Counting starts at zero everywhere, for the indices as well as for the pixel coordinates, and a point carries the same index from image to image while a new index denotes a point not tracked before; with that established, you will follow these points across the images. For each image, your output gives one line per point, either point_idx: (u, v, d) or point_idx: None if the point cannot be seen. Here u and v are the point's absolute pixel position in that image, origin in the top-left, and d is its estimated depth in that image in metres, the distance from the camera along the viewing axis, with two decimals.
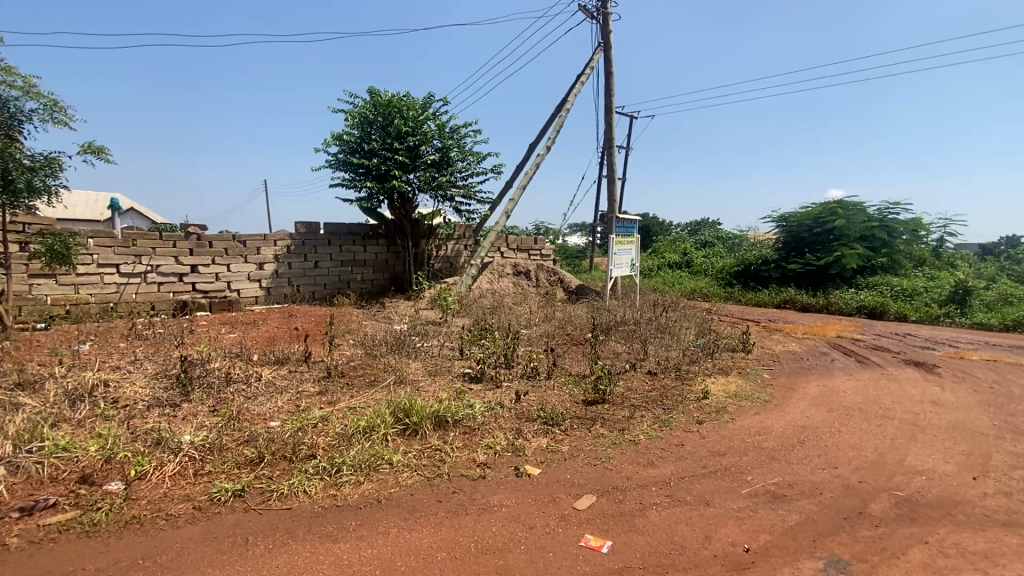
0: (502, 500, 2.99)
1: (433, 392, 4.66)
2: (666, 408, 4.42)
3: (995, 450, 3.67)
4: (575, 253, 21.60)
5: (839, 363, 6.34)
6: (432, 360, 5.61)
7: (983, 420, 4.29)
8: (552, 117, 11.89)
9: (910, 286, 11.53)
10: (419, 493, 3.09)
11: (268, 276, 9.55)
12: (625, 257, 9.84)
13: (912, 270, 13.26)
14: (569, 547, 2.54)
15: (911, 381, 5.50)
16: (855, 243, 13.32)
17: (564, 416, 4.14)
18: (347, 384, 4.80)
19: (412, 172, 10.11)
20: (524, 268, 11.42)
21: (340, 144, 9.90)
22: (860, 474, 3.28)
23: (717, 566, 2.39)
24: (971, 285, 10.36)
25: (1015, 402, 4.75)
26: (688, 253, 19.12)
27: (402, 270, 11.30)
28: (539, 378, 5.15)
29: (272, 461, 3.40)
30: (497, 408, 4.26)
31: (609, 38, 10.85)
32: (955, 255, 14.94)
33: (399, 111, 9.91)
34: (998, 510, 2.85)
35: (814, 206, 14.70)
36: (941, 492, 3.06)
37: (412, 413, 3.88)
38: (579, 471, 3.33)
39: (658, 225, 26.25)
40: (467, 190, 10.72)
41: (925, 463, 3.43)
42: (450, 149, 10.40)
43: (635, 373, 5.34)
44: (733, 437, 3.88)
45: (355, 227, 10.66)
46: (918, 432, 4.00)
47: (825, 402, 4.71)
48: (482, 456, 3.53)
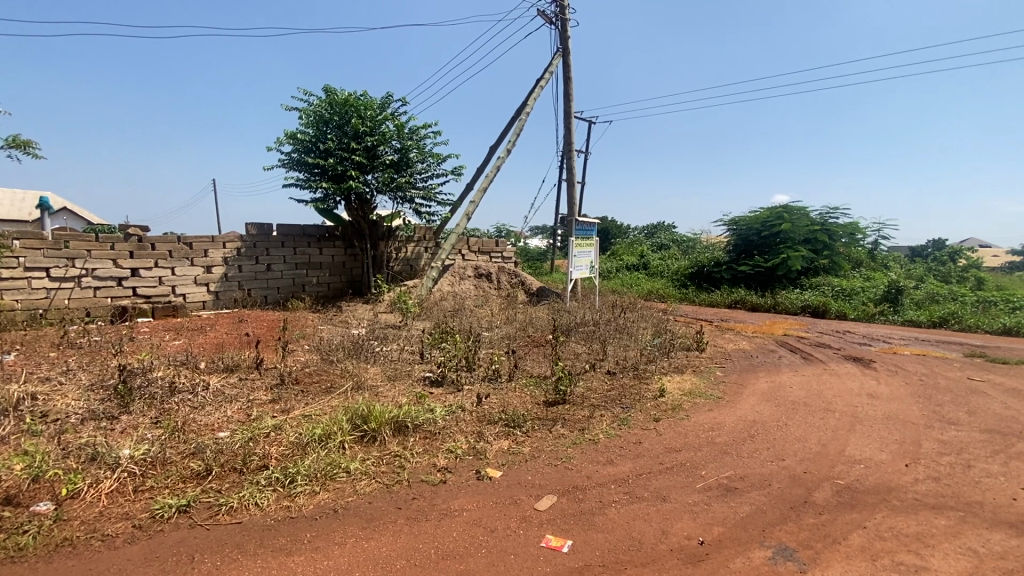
0: (462, 505, 2.96)
1: (393, 397, 4.57)
2: (624, 407, 4.52)
3: (925, 438, 3.94)
4: (537, 254, 21.76)
5: (786, 360, 6.66)
6: (391, 364, 5.51)
7: (914, 410, 4.61)
8: (513, 120, 11.92)
9: (848, 286, 12.26)
10: (379, 500, 3.02)
11: (216, 280, 9.12)
12: (585, 258, 9.98)
13: (850, 270, 14.11)
14: (529, 548, 2.55)
15: (850, 375, 5.85)
16: (799, 245, 14.05)
17: (525, 417, 4.16)
18: (302, 391, 4.65)
19: (370, 173, 9.90)
20: (486, 270, 11.42)
21: (293, 143, 9.59)
22: (805, 465, 3.45)
23: (674, 560, 2.44)
24: (902, 284, 11.13)
25: (941, 393, 5.13)
26: (645, 255, 19.64)
27: (359, 272, 11.07)
28: (501, 380, 5.16)
29: (221, 473, 3.25)
30: (458, 412, 4.24)
31: (568, 44, 11.00)
32: (888, 256, 15.99)
33: (357, 110, 9.68)
34: (928, 494, 3.06)
35: (761, 210, 15.42)
36: (878, 479, 3.26)
37: (371, 419, 3.80)
38: (541, 472, 3.35)
39: (616, 228, 26.98)
40: (428, 192, 10.59)
41: (863, 453, 3.65)
42: (409, 150, 10.23)
43: (595, 374, 5.42)
44: (688, 433, 4.00)
45: (310, 229, 10.35)
46: (857, 423, 4.25)
47: (773, 397, 4.94)
48: (442, 460, 3.49)
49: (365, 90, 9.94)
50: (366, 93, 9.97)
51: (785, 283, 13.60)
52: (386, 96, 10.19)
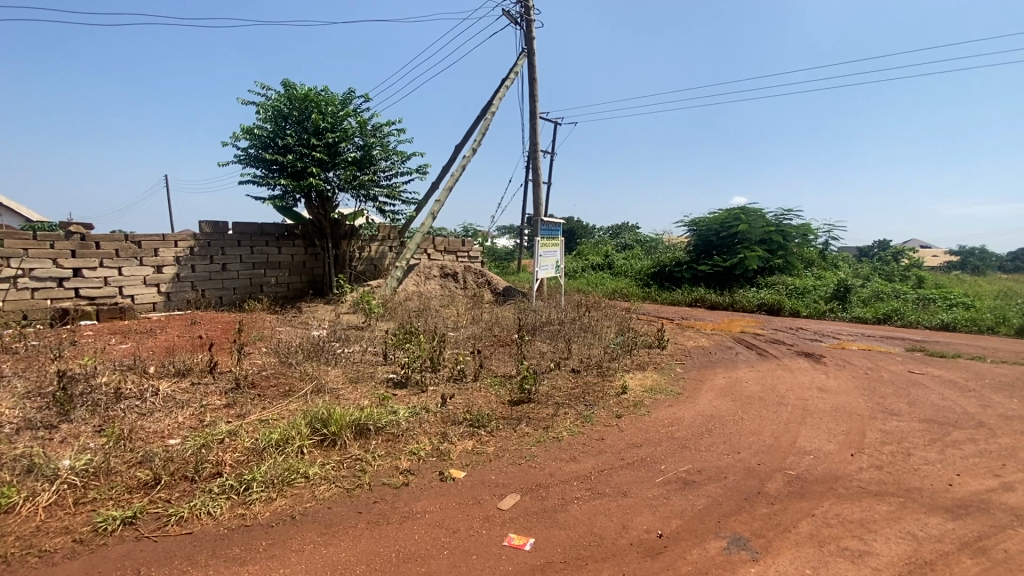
0: (424, 506, 2.93)
1: (355, 399, 4.48)
2: (588, 404, 4.57)
3: (869, 428, 4.16)
4: (503, 254, 21.80)
5: (743, 356, 6.89)
6: (353, 366, 5.40)
7: (860, 402, 4.86)
8: (478, 119, 11.88)
9: (801, 284, 12.81)
10: (338, 505, 2.95)
11: (167, 280, 8.71)
12: (550, 258, 10.04)
13: (803, 270, 14.74)
14: (492, 548, 2.54)
15: (802, 370, 6.11)
16: (756, 245, 14.58)
17: (489, 417, 4.15)
18: (259, 395, 4.49)
19: (332, 170, 9.66)
20: (451, 269, 11.34)
21: (250, 138, 9.26)
22: (759, 457, 3.57)
23: (633, 553, 2.48)
24: (850, 283, 11.70)
25: (884, 385, 5.44)
26: (610, 255, 19.96)
27: (320, 272, 10.79)
28: (466, 380, 5.13)
29: (170, 482, 3.11)
30: (422, 413, 4.18)
31: (533, 45, 11.05)
32: (838, 256, 16.79)
33: (317, 106, 9.44)
34: (871, 482, 3.22)
35: (720, 212, 15.94)
36: (826, 468, 3.42)
37: (331, 422, 3.70)
38: (505, 471, 3.35)
39: (582, 228, 27.36)
40: (392, 190, 10.42)
41: (813, 444, 3.81)
42: (372, 147, 10.05)
43: (560, 372, 5.47)
44: (649, 428, 4.09)
45: (269, 227, 10.03)
46: (807, 415, 4.45)
47: (730, 392, 5.11)
48: (405, 462, 3.44)
49: (326, 85, 9.70)
50: (327, 89, 9.73)
51: (743, 281, 14.07)
52: (348, 91, 9.97)
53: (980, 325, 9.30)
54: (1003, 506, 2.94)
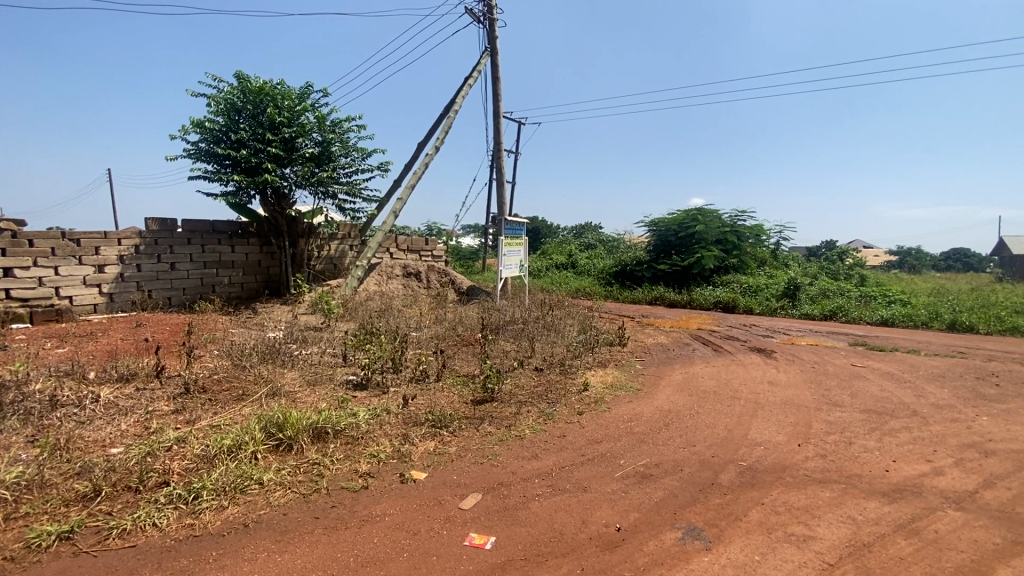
0: (384, 509, 2.88)
1: (313, 403, 4.36)
2: (550, 402, 4.62)
3: (815, 420, 4.37)
4: (468, 253, 21.74)
5: (699, 352, 7.13)
6: (311, 369, 5.25)
7: (807, 395, 5.11)
8: (441, 117, 11.77)
9: (754, 283, 13.35)
10: (295, 511, 2.87)
11: (110, 280, 8.23)
12: (514, 257, 10.07)
13: (756, 269, 15.35)
14: (452, 548, 2.53)
15: (754, 365, 6.37)
16: (712, 245, 15.07)
17: (452, 417, 4.13)
18: (210, 400, 4.32)
19: (288, 166, 9.36)
20: (414, 269, 11.19)
21: (200, 132, 8.87)
22: (713, 449, 3.70)
23: (592, 548, 2.52)
24: (799, 281, 12.26)
25: (829, 378, 5.74)
26: (573, 254, 20.19)
27: (277, 272, 10.45)
28: (428, 380, 5.08)
29: (112, 494, 2.94)
30: (383, 415, 4.11)
31: (496, 44, 11.05)
32: (788, 255, 17.56)
33: (273, 100, 9.13)
34: (816, 470, 3.39)
35: (678, 212, 16.41)
36: (775, 459, 3.57)
37: (287, 426, 3.59)
38: (466, 471, 3.34)
39: (546, 228, 27.60)
40: (352, 187, 10.20)
41: (763, 436, 3.98)
42: (331, 143, 9.81)
43: (523, 371, 5.49)
44: (609, 424, 4.16)
45: (221, 225, 9.63)
46: (759, 408, 4.64)
47: (687, 387, 5.27)
48: (364, 466, 3.38)
49: (282, 79, 9.39)
50: (283, 82, 9.42)
51: (700, 280, 14.53)
52: (306, 86, 9.69)
53: (915, 321, 9.94)
54: (933, 489, 3.16)
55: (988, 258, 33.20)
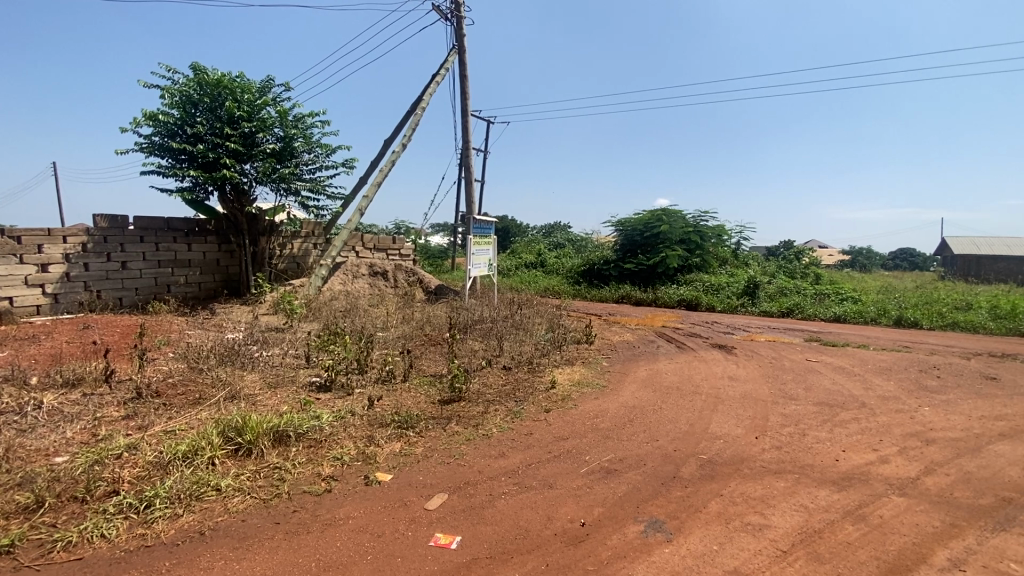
0: (348, 513, 2.83)
1: (274, 406, 4.24)
2: (518, 400, 4.63)
3: (771, 412, 4.55)
4: (437, 252, 21.58)
5: (663, 349, 7.30)
6: (273, 371, 5.11)
7: (765, 389, 5.30)
8: (408, 114, 11.63)
9: (715, 281, 13.75)
10: (254, 517, 2.79)
11: (54, 280, 7.78)
12: (483, 256, 10.05)
13: (718, 268, 15.81)
14: (417, 549, 2.51)
15: (715, 361, 6.57)
16: (676, 244, 15.44)
17: (418, 417, 4.09)
18: (164, 404, 4.14)
19: (248, 161, 9.07)
20: (381, 268, 11.02)
21: (154, 125, 8.49)
22: (675, 443, 3.80)
23: (557, 543, 2.55)
24: (758, 279, 12.70)
25: (785, 373, 5.98)
26: (542, 253, 20.32)
27: (237, 271, 10.11)
28: (394, 381, 5.01)
29: (57, 505, 2.79)
30: (347, 417, 4.04)
31: (464, 42, 10.99)
32: (748, 255, 18.16)
33: (231, 93, 8.82)
34: (772, 461, 3.53)
35: (644, 213, 16.73)
36: (734, 451, 3.70)
37: (246, 430, 3.47)
38: (432, 471, 3.32)
39: (515, 227, 27.68)
40: (315, 184, 9.96)
41: (723, 429, 4.11)
42: (294, 139, 9.55)
43: (491, 370, 5.49)
44: (575, 421, 4.21)
45: (176, 222, 9.25)
46: (719, 403, 4.79)
47: (651, 383, 5.39)
48: (327, 469, 3.31)
49: (241, 71, 9.09)
50: (243, 75, 9.12)
51: (665, 279, 14.87)
52: (266, 79, 9.41)
53: (865, 317, 10.45)
54: (879, 477, 3.33)
55: (931, 257, 35.19)
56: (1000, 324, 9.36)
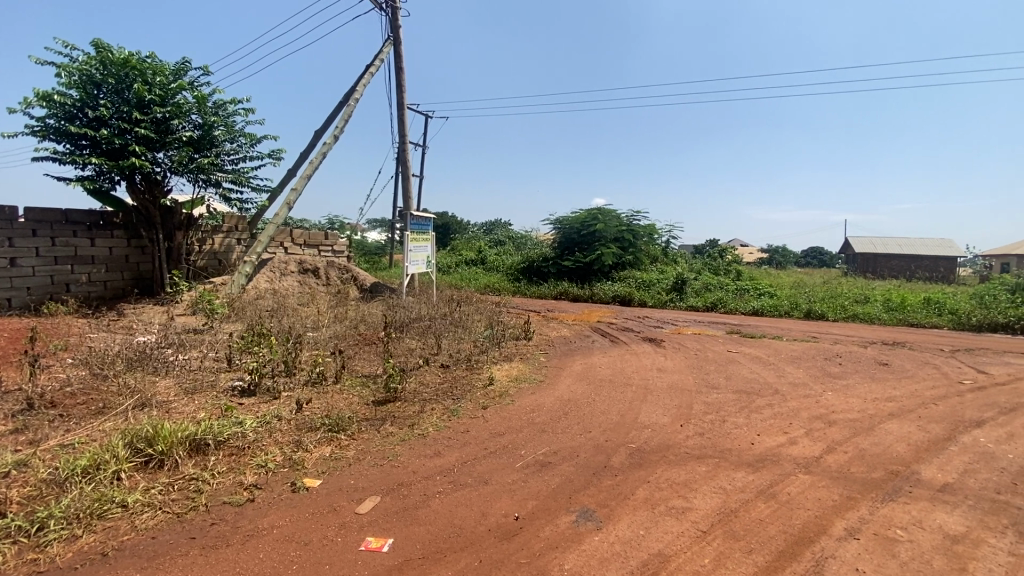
0: (272, 522, 2.70)
1: (190, 413, 3.95)
2: (455, 398, 4.61)
3: (696, 401, 4.82)
4: (373, 248, 20.98)
5: (598, 343, 7.53)
6: (190, 375, 4.76)
7: (690, 379, 5.61)
8: (340, 105, 11.19)
9: (647, 278, 14.35)
10: (166, 534, 2.59)
11: None
12: (421, 253, 9.88)
13: (649, 265, 16.51)
14: (346, 554, 2.44)
15: (646, 354, 6.87)
16: (611, 243, 15.94)
17: (350, 420, 3.96)
18: (61, 416, 3.75)
19: (161, 149, 8.37)
20: (312, 265, 10.53)
21: (47, 106, 7.64)
22: (606, 434, 3.93)
23: (490, 539, 2.57)
24: (685, 276, 13.39)
25: (709, 363, 6.35)
26: (482, 250, 20.27)
27: (149, 269, 9.31)
28: (326, 383, 4.82)
29: None
30: (273, 422, 3.84)
31: (399, 33, 10.73)
32: (677, 253, 19.08)
33: (141, 74, 8.10)
34: (695, 447, 3.74)
35: (581, 212, 17.14)
36: (660, 439, 3.88)
37: (158, 440, 3.22)
38: (364, 474, 3.23)
39: (455, 223, 27.49)
40: (238, 176, 9.36)
41: (651, 418, 4.31)
42: (214, 126, 8.93)
43: (428, 368, 5.43)
44: (512, 416, 4.26)
45: (76, 214, 8.38)
46: (648, 393, 5.01)
47: (585, 377, 5.55)
48: (250, 477, 3.14)
49: (152, 52, 8.38)
50: (154, 56, 8.42)
51: (600, 276, 15.33)
52: (182, 61, 8.73)
53: (780, 310, 11.31)
54: (788, 457, 3.62)
55: (837, 256, 38.64)
56: (892, 316, 10.45)
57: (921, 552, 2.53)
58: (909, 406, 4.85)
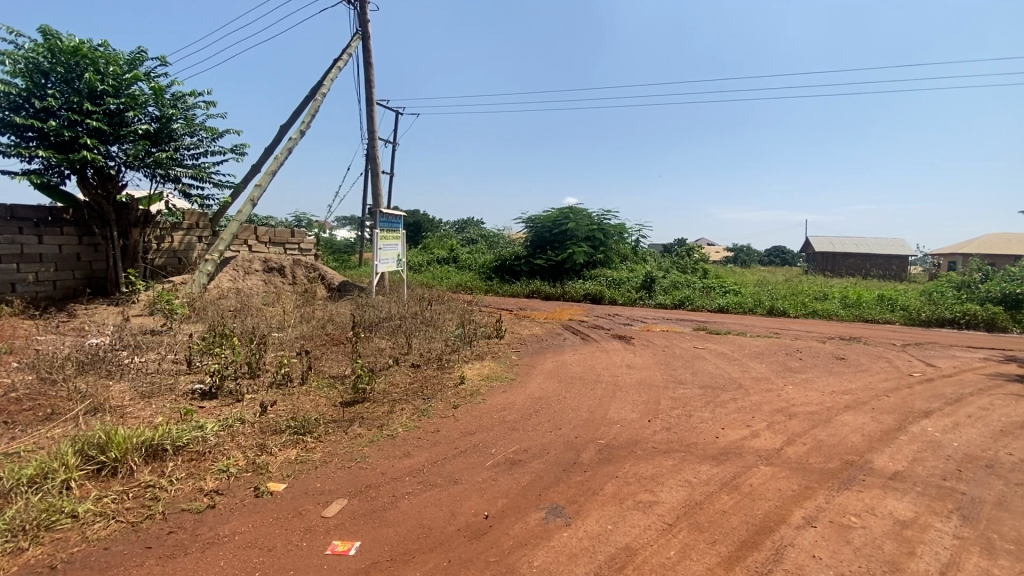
0: (234, 528, 2.62)
1: (147, 418, 3.79)
2: (426, 398, 4.57)
3: (663, 397, 4.92)
4: (343, 247, 20.60)
5: (569, 341, 7.60)
6: (147, 379, 4.57)
7: (658, 375, 5.72)
8: (307, 99, 10.92)
9: (618, 276, 14.55)
10: (119, 544, 2.48)
11: None
12: (391, 251, 9.75)
13: (620, 263, 16.74)
14: (312, 559, 2.39)
15: (616, 351, 6.97)
16: (582, 242, 16.10)
17: (317, 422, 3.88)
18: (5, 424, 3.54)
19: (115, 143, 8.00)
20: (277, 263, 10.26)
21: None
22: (576, 431, 3.96)
23: (460, 538, 2.56)
24: (654, 274, 13.64)
25: (676, 360, 6.49)
26: (454, 248, 20.16)
27: (103, 267, 8.89)
28: (291, 384, 4.71)
29: None
30: (236, 425, 3.72)
31: (367, 27, 10.54)
32: (647, 251, 19.41)
33: (92, 64, 7.72)
34: (662, 442, 3.82)
35: (553, 210, 17.24)
36: (629, 434, 3.94)
37: (111, 446, 3.08)
38: (331, 477, 3.17)
39: (427, 221, 27.24)
40: (198, 170, 9.03)
41: (620, 414, 4.37)
42: (172, 120, 8.59)
43: (398, 368, 5.36)
44: (483, 415, 4.26)
45: (23, 210, 7.94)
46: (617, 390, 5.09)
47: (556, 374, 5.59)
48: (211, 483, 3.04)
49: (105, 40, 8.00)
50: (107, 45, 8.03)
51: (572, 274, 15.47)
52: (137, 51, 8.36)
53: (744, 307, 11.65)
54: (750, 449, 3.73)
55: (798, 255, 40.05)
56: (849, 312, 10.91)
57: (873, 537, 2.65)
58: (864, 398, 5.08)
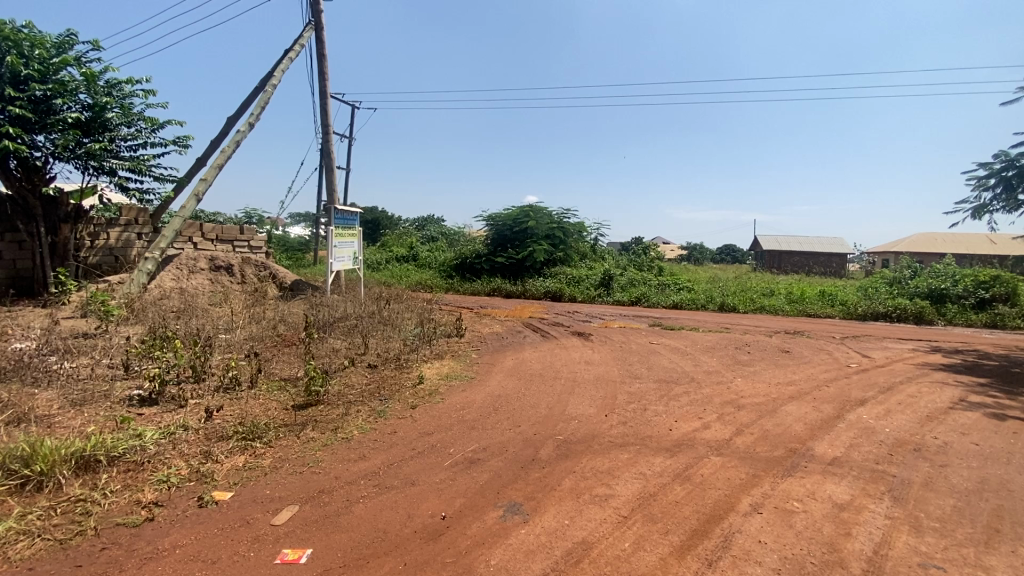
0: (174, 542, 2.48)
1: (78, 427, 3.54)
2: (382, 399, 4.48)
3: (620, 391, 5.02)
4: (297, 244, 19.92)
5: (529, 338, 7.64)
6: (79, 385, 4.27)
7: (615, 371, 5.83)
8: (256, 90, 10.46)
9: (577, 274, 14.75)
10: (45, 563, 2.30)
11: None
12: (347, 249, 9.50)
13: (579, 261, 16.96)
14: (260, 570, 2.30)
15: (574, 347, 7.05)
16: (542, 240, 16.20)
17: (267, 426, 3.73)
18: None
19: (41, 131, 7.42)
20: (225, 262, 9.80)
21: None
22: (534, 428, 3.98)
23: (416, 540, 2.52)
24: (612, 272, 13.89)
25: (633, 355, 6.64)
26: (413, 246, 19.87)
27: (28, 267, 8.23)
28: (239, 388, 4.51)
29: None
30: (178, 433, 3.53)
31: (321, 18, 10.21)
32: (605, 250, 19.77)
33: (14, 46, 7.13)
34: (618, 436, 3.89)
35: (513, 209, 17.27)
36: (586, 429, 4.00)
37: (36, 459, 2.86)
38: (281, 483, 3.05)
39: (386, 218, 26.73)
40: (136, 163, 8.51)
41: (578, 410, 4.43)
42: (106, 108, 8.05)
43: (354, 369, 5.23)
44: (441, 415, 4.21)
45: None
46: (576, 386, 5.15)
47: (516, 372, 5.60)
48: (150, 494, 2.87)
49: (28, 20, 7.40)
50: (32, 26, 7.44)
51: (532, 272, 15.54)
52: (66, 34, 7.79)
53: (698, 304, 12.04)
54: (702, 441, 3.86)
55: (748, 253, 41.76)
56: (793, 307, 11.46)
57: (813, 520, 2.79)
58: (806, 389, 5.35)
